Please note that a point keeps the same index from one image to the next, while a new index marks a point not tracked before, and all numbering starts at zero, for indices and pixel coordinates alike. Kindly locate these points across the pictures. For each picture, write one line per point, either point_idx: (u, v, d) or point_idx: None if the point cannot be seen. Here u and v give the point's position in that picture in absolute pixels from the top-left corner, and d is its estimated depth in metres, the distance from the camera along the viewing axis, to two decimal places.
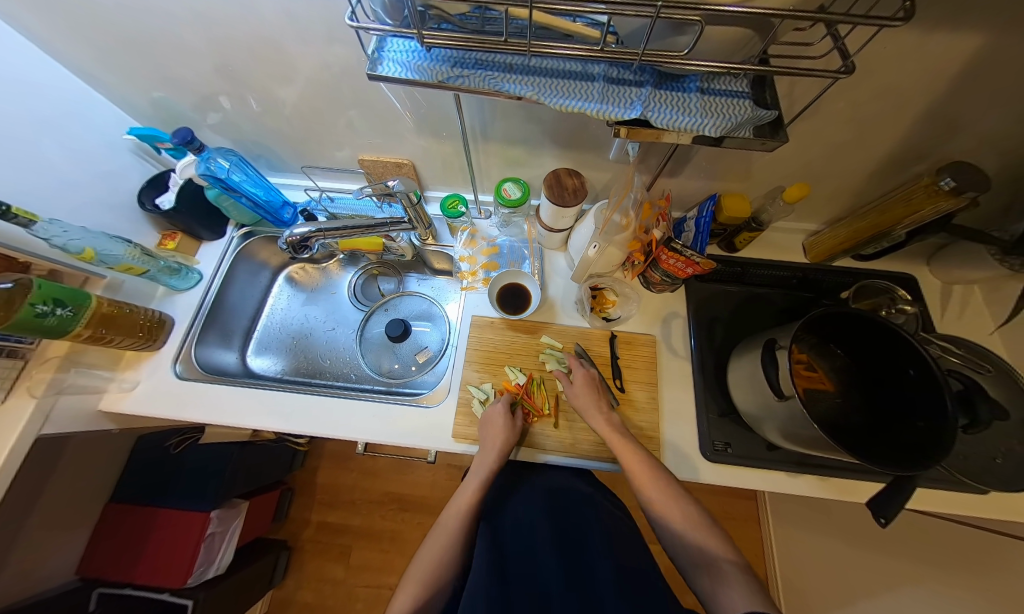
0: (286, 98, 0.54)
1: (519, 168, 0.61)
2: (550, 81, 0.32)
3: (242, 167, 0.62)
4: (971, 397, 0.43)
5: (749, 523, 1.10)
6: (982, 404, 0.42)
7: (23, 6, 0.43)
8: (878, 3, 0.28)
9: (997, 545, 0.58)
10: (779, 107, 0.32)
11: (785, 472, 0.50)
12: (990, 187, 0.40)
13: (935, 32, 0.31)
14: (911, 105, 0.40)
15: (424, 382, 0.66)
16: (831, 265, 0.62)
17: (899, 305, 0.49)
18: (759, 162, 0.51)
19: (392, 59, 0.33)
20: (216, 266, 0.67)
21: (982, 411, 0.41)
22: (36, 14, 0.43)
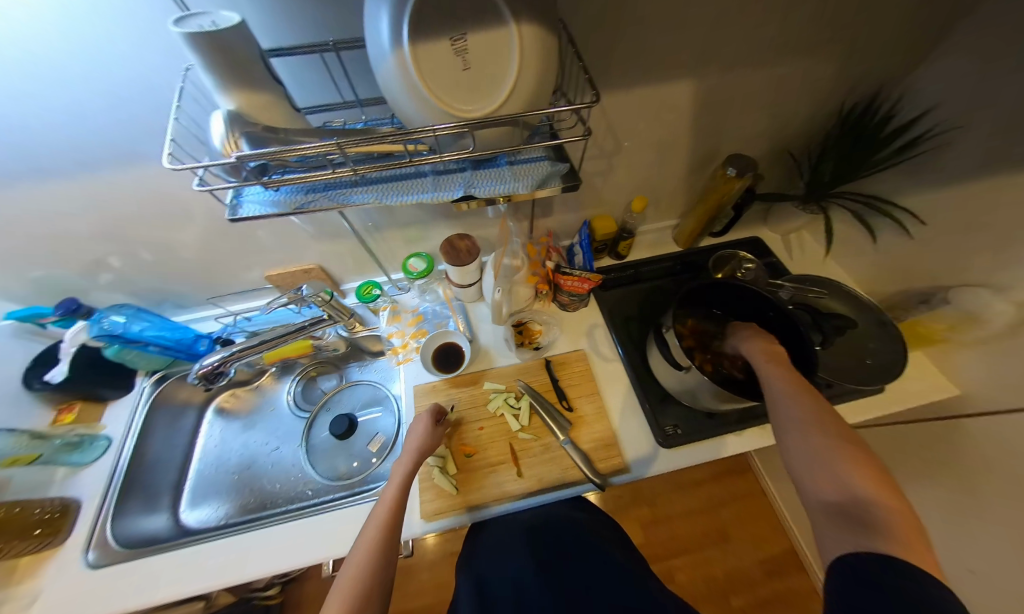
0: (182, 242, 0.57)
1: (420, 244, 0.68)
2: (390, 186, 0.40)
3: (143, 316, 0.62)
4: (818, 321, 0.54)
5: (760, 496, 1.09)
6: (828, 323, 0.54)
7: None
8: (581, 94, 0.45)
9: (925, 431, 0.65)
10: (570, 159, 0.44)
11: (731, 434, 0.54)
12: (757, 165, 0.56)
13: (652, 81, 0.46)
14: (678, 125, 0.55)
15: (385, 473, 0.62)
16: (701, 246, 0.75)
17: (746, 264, 0.61)
18: (604, 190, 0.64)
19: (250, 200, 0.38)
20: (128, 424, 0.62)
21: (827, 327, 0.53)
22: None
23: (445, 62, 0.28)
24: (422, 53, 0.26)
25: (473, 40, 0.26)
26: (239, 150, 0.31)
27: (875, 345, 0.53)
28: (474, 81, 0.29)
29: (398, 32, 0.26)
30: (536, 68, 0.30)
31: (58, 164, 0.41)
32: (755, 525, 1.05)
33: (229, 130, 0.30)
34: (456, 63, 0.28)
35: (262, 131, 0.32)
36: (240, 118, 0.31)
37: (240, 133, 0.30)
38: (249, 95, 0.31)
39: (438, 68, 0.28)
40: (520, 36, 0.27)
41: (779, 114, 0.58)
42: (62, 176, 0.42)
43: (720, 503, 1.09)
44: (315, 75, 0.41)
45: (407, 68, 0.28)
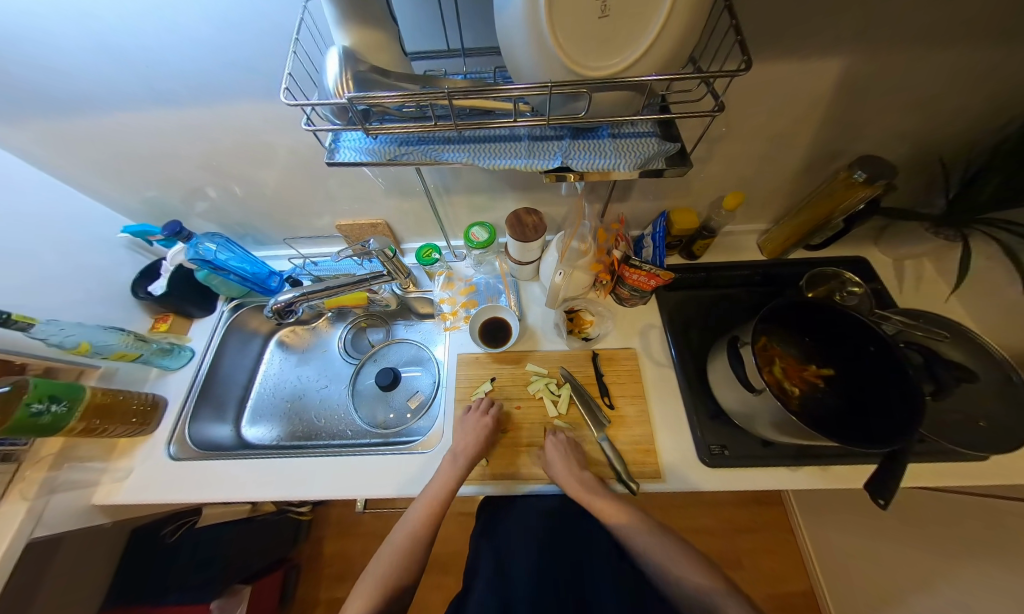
0: (268, 182, 0.60)
1: (484, 214, 0.66)
2: (484, 146, 0.38)
3: (229, 246, 0.67)
4: (932, 366, 0.48)
5: (783, 532, 1.04)
6: (943, 371, 0.48)
7: (39, 140, 0.50)
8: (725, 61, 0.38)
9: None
10: (682, 139, 0.39)
11: (786, 468, 0.50)
12: (898, 173, 0.45)
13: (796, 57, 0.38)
14: (807, 113, 0.47)
15: (419, 429, 0.65)
16: (790, 258, 0.66)
17: (849, 287, 0.53)
18: (693, 180, 0.57)
19: (347, 146, 0.38)
20: (208, 341, 0.69)
21: (944, 377, 0.47)
22: (50, 142, 0.50)
23: (583, 5, 0.24)
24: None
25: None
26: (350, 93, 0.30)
27: (998, 406, 0.44)
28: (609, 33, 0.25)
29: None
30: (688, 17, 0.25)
31: (176, 90, 0.43)
32: (773, 559, 1.01)
33: (344, 69, 0.29)
34: (594, 7, 0.24)
35: (367, 71, 0.31)
36: (353, 54, 0.30)
37: (351, 73, 0.30)
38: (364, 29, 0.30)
39: (574, 12, 0.24)
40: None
41: (947, 111, 0.46)
42: (177, 106, 0.45)
43: (737, 529, 1.05)
44: (427, 16, 0.37)
45: (537, 10, 0.24)
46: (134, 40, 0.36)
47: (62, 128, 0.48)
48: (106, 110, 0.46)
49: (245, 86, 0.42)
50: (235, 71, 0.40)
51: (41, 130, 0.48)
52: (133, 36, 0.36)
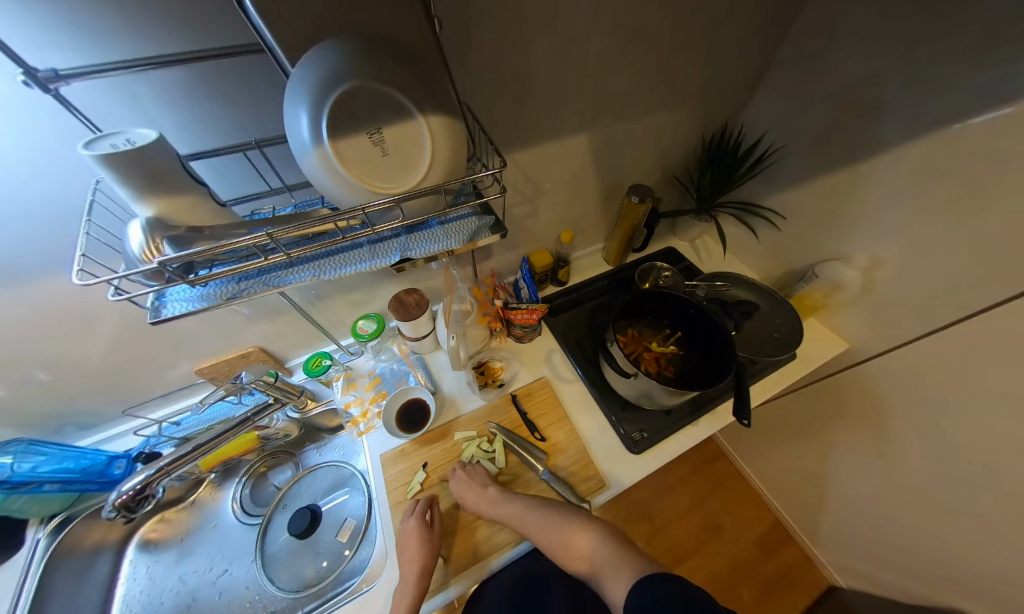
0: (85, 353, 0.50)
1: (366, 306, 0.68)
2: (327, 261, 0.41)
3: (37, 448, 0.52)
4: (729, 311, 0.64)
5: (738, 479, 1.16)
6: (736, 310, 0.64)
7: None
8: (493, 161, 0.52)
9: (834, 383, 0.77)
10: (494, 212, 0.50)
11: (689, 425, 0.59)
12: (653, 190, 0.66)
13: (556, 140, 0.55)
14: (586, 168, 0.65)
15: (360, 563, 0.56)
16: (628, 261, 0.84)
17: (664, 271, 0.70)
18: (534, 228, 0.71)
19: (175, 299, 0.36)
20: (16, 596, 0.48)
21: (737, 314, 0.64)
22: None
23: (365, 151, 0.31)
24: (344, 145, 0.30)
25: (390, 132, 0.31)
26: (163, 254, 0.30)
27: (778, 320, 0.64)
28: (394, 164, 0.33)
29: (317, 131, 0.28)
30: (448, 147, 0.35)
31: None
32: (741, 507, 1.11)
33: (149, 237, 0.29)
34: (375, 151, 0.31)
35: (184, 232, 0.32)
36: (161, 222, 0.30)
37: (161, 237, 0.30)
38: (168, 200, 0.31)
39: (360, 156, 0.31)
40: (430, 129, 0.32)
41: (663, 148, 0.71)
42: None
43: (705, 496, 1.14)
44: (237, 170, 0.41)
45: (329, 160, 0.30)
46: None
47: None
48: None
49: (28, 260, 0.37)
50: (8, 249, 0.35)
51: None
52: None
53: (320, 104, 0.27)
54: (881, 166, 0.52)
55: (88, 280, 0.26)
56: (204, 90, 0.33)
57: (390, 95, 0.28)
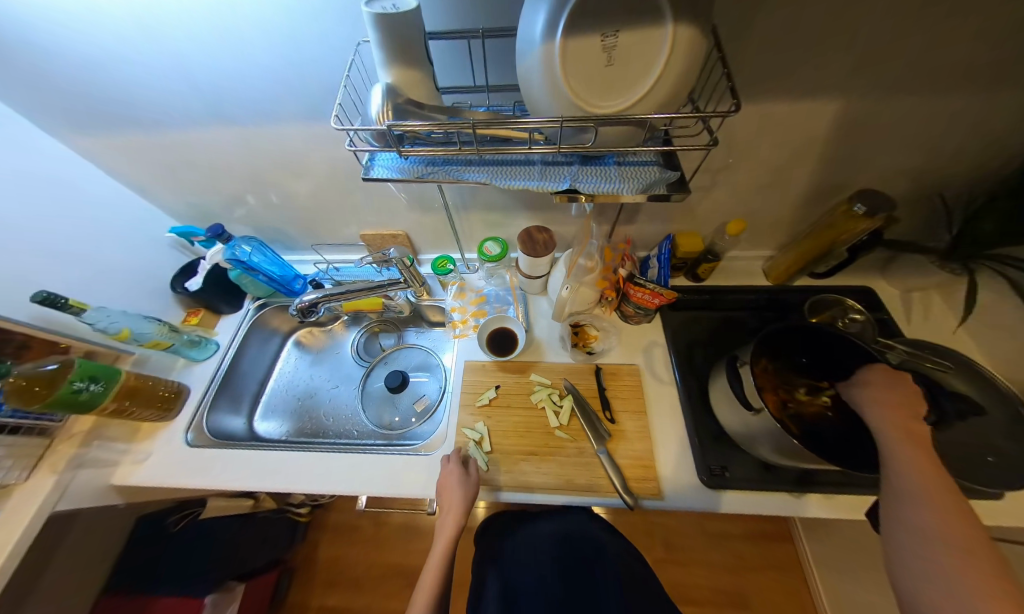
0: (302, 193, 0.66)
1: (498, 230, 0.71)
2: (501, 169, 0.43)
3: (262, 249, 0.73)
4: (935, 396, 0.47)
5: (794, 574, 0.98)
6: (946, 400, 0.47)
7: (118, 148, 0.58)
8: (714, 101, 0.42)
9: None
10: (681, 169, 0.43)
11: (788, 493, 0.49)
12: (897, 206, 0.48)
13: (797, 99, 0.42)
14: (809, 149, 0.50)
15: (422, 433, 0.67)
16: (793, 285, 0.67)
17: (852, 314, 0.54)
18: (698, 206, 0.61)
19: (382, 164, 0.43)
20: (233, 335, 0.74)
21: (946, 407, 0.46)
22: (125, 152, 0.59)
23: (591, 57, 0.29)
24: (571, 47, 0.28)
25: (626, 37, 0.27)
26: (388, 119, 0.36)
27: (1008, 445, 0.44)
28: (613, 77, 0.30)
29: (555, 24, 0.27)
30: (683, 67, 0.29)
31: (239, 111, 0.50)
32: (780, 598, 0.96)
33: (384, 102, 0.35)
34: (601, 59, 0.29)
35: (405, 103, 0.36)
36: (393, 90, 0.36)
37: (391, 104, 0.35)
38: (405, 71, 0.36)
39: (584, 64, 0.29)
40: (674, 40, 0.27)
41: (938, 151, 0.49)
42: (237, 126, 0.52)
43: (744, 566, 1.00)
44: (454, 60, 0.43)
45: (553, 61, 0.29)
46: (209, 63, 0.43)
47: (140, 138, 0.56)
48: (177, 124, 0.53)
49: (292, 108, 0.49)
50: (290, 91, 0.46)
51: (121, 138, 0.56)
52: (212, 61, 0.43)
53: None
54: None
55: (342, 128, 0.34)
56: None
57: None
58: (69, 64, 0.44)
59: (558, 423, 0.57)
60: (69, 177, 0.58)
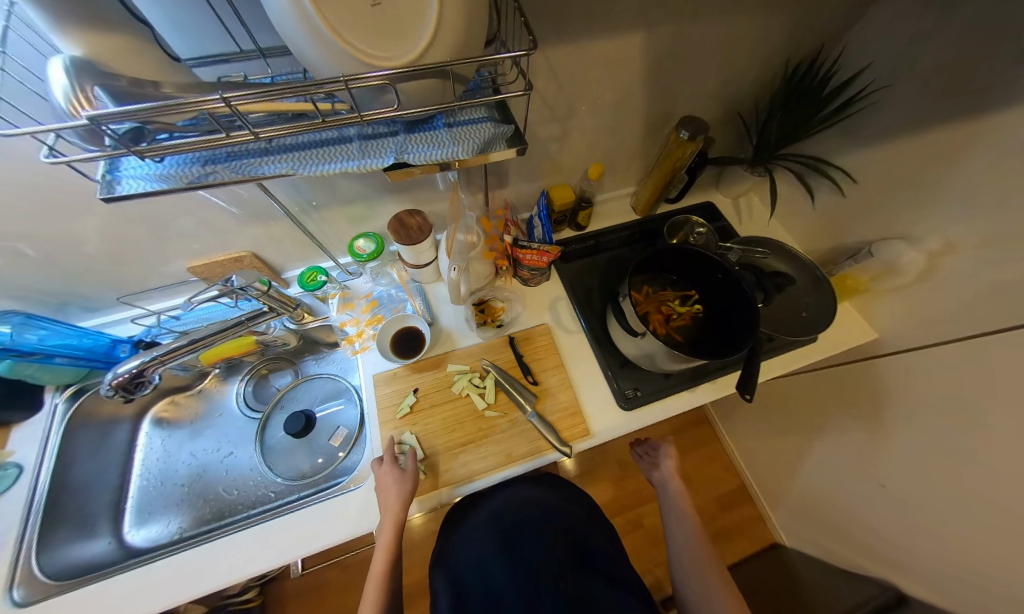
0: (64, 233, 0.48)
1: (367, 223, 0.63)
2: (308, 154, 0.35)
3: (37, 323, 0.52)
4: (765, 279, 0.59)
5: (716, 444, 1.23)
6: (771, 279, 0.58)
7: None
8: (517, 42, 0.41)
9: None
10: (515, 121, 0.41)
11: (686, 390, 0.58)
12: (709, 128, 0.55)
13: (607, 34, 0.43)
14: (635, 83, 0.53)
15: (351, 465, 0.61)
16: (658, 213, 0.75)
17: (698, 228, 0.62)
18: (560, 157, 0.62)
19: (130, 175, 0.32)
20: (42, 447, 0.54)
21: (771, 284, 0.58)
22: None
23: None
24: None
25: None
26: (94, 109, 0.24)
27: (810, 299, 0.57)
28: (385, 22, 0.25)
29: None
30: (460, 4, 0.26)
31: None
32: (713, 466, 1.19)
33: (75, 83, 0.23)
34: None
35: (129, 85, 0.26)
36: (88, 69, 0.24)
37: (90, 85, 0.24)
38: (96, 36, 0.24)
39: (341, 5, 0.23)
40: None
41: (730, 72, 0.57)
42: None
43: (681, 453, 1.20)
44: (193, 17, 0.32)
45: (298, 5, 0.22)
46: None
47: None
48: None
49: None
50: None
51: None
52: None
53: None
54: (1005, 126, 0.38)
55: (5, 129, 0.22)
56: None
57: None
58: None
59: (484, 405, 0.56)
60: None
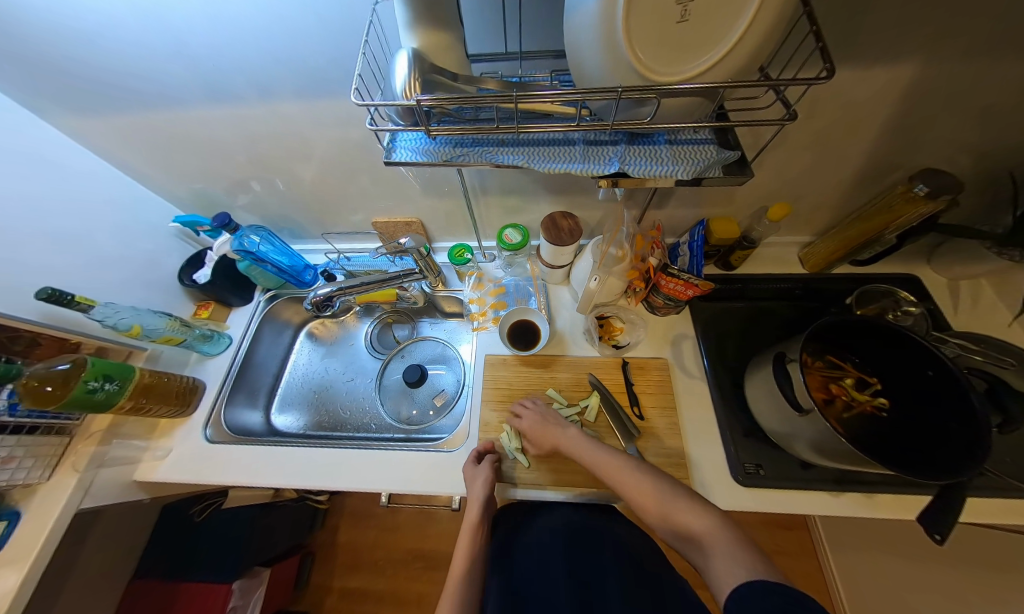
0: (307, 177, 0.62)
1: (517, 215, 0.67)
2: (538, 150, 0.38)
3: (270, 239, 0.70)
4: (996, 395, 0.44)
5: (807, 559, 1.03)
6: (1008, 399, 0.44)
7: (107, 132, 0.54)
8: (804, 67, 0.37)
9: None
10: (741, 148, 0.38)
11: (827, 493, 0.47)
12: (963, 188, 0.43)
13: (872, 62, 0.38)
14: (874, 121, 0.45)
15: (442, 427, 0.67)
16: (832, 273, 0.64)
17: (904, 306, 0.51)
18: (736, 190, 0.56)
19: (404, 145, 0.39)
20: (244, 329, 0.72)
21: (1010, 406, 0.43)
22: (120, 134, 0.55)
23: (662, 12, 0.23)
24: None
25: None
26: (418, 94, 0.30)
27: None
28: (684, 36, 0.25)
29: None
30: (773, 18, 0.24)
31: (235, 85, 0.46)
32: (796, 585, 1.01)
33: (412, 72, 0.29)
34: (673, 13, 0.23)
35: (432, 72, 0.30)
36: (420, 56, 0.30)
37: (419, 75, 0.30)
38: (432, 34, 0.30)
39: (649, 21, 0.24)
40: None
41: (1018, 124, 0.44)
42: (238, 106, 0.48)
43: (754, 551, 1.04)
44: (486, 20, 0.38)
45: (612, 17, 0.24)
46: (189, 11, 0.37)
47: (131, 119, 0.52)
48: (175, 99, 0.48)
49: (296, 76, 0.44)
50: (290, 63, 0.42)
51: (111, 121, 0.52)
52: (212, 21, 0.38)
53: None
54: None
55: (363, 104, 0.29)
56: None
57: None
58: (57, 28, 0.39)
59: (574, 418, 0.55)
60: (58, 158, 0.53)
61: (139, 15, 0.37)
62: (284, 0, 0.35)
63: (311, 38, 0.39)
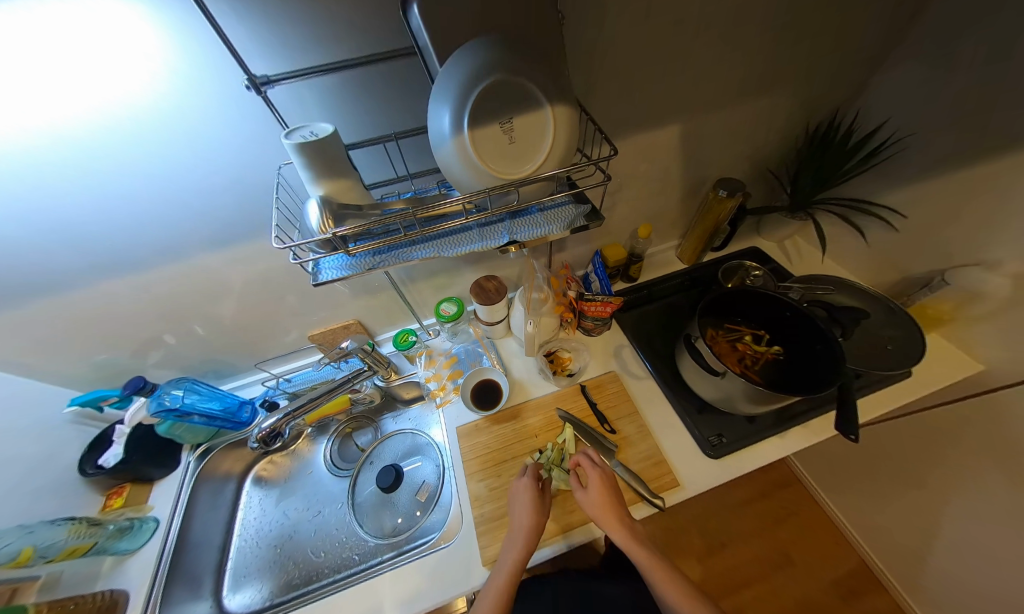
0: (231, 313, 0.62)
1: (448, 290, 0.73)
2: (444, 241, 0.46)
3: (196, 387, 0.65)
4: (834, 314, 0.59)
5: (813, 509, 1.09)
6: (844, 314, 0.58)
7: None
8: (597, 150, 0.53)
9: (955, 419, 0.67)
10: (592, 202, 0.51)
11: (776, 438, 0.54)
12: (744, 185, 0.62)
13: (650, 130, 0.56)
14: (673, 160, 0.64)
15: (433, 524, 0.62)
16: (704, 260, 0.81)
17: (754, 271, 0.67)
18: (611, 222, 0.72)
19: (328, 266, 0.43)
20: (175, 502, 0.62)
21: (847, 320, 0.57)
22: None
23: (496, 139, 0.34)
24: (477, 134, 0.33)
25: (519, 120, 0.33)
26: (332, 227, 0.36)
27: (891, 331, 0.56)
28: (517, 151, 0.36)
29: (459, 121, 0.32)
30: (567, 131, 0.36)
31: (143, 255, 0.47)
32: (818, 540, 1.04)
33: (324, 213, 0.35)
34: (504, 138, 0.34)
35: (342, 209, 0.37)
36: (326, 200, 0.36)
37: (330, 213, 0.36)
38: (334, 182, 0.37)
39: (491, 146, 0.34)
40: (555, 117, 0.34)
41: (752, 143, 0.66)
42: (147, 271, 0.50)
43: (771, 523, 1.07)
44: (373, 160, 0.48)
45: (464, 148, 0.34)
46: (94, 208, 0.40)
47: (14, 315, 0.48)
48: (72, 283, 0.47)
49: (211, 230, 0.48)
50: (204, 224, 0.46)
51: None
52: (117, 211, 0.41)
53: (467, 95, 0.30)
54: None
55: (281, 245, 0.33)
56: (350, 97, 0.39)
57: (525, 85, 0.31)
58: None
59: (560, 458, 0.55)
60: None
61: (32, 224, 0.39)
62: (196, 181, 0.41)
63: (223, 202, 0.45)
